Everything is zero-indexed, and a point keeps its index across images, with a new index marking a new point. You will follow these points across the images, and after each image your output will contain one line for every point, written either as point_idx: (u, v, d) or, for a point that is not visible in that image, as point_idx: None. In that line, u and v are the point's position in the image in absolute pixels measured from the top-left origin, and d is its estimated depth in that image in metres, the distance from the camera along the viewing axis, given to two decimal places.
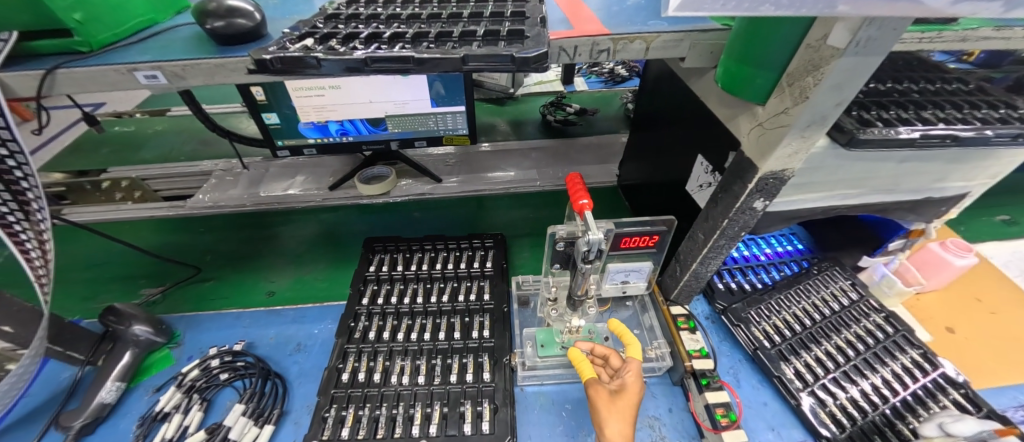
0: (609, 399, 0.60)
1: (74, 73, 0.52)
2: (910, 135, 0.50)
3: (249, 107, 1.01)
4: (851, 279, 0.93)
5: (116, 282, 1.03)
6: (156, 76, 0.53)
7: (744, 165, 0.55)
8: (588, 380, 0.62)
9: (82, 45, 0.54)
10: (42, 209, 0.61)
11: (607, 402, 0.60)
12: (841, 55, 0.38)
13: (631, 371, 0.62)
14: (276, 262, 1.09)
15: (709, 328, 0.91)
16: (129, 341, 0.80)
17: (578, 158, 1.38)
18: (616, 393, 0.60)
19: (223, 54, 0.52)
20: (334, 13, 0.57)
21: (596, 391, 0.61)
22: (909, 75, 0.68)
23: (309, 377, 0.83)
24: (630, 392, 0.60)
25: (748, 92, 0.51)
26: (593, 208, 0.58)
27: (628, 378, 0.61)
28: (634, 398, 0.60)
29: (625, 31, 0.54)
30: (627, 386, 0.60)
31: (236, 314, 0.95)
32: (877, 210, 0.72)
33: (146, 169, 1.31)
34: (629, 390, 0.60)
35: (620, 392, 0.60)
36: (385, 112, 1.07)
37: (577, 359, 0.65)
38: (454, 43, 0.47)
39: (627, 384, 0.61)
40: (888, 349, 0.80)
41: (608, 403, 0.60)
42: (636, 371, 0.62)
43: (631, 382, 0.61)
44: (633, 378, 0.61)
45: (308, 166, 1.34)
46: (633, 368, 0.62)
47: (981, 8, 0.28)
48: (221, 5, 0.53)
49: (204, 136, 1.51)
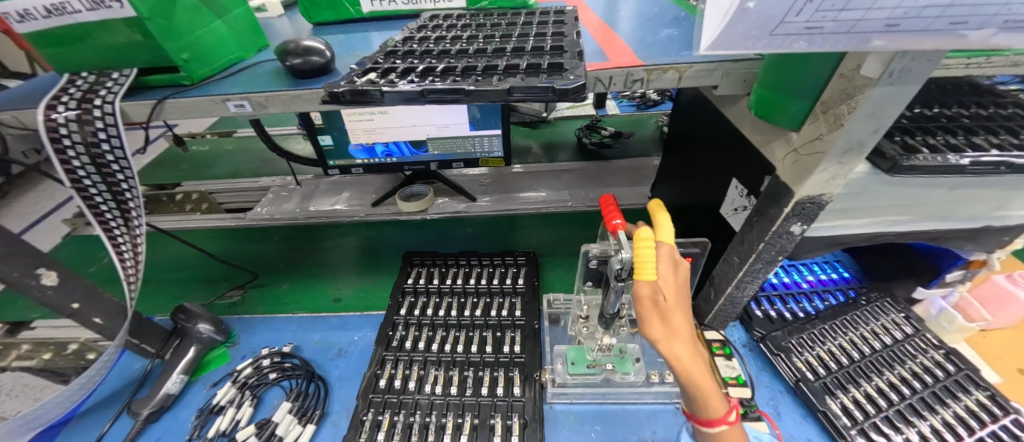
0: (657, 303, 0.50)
1: (179, 103, 0.61)
2: (959, 162, 0.49)
3: (307, 130, 1.12)
4: (905, 312, 0.87)
5: (184, 285, 1.14)
6: (244, 105, 0.61)
7: (780, 190, 0.55)
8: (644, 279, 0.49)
9: (185, 79, 0.64)
10: (139, 216, 0.70)
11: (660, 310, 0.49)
12: (875, 84, 0.39)
13: (666, 265, 0.52)
14: (322, 272, 1.17)
15: (747, 356, 0.88)
16: (194, 338, 0.89)
17: (610, 180, 1.40)
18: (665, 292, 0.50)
19: (299, 86, 0.60)
20: (393, 49, 0.64)
21: (648, 289, 0.49)
22: (958, 100, 0.66)
23: (348, 381, 0.87)
24: (671, 289, 0.51)
25: (782, 118, 0.52)
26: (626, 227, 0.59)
27: (665, 275, 0.52)
28: (675, 297, 0.51)
29: (658, 62, 0.57)
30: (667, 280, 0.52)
31: (285, 319, 1.02)
32: (928, 238, 0.69)
33: (213, 184, 1.46)
34: (670, 287, 0.52)
35: (665, 292, 0.51)
36: (427, 135, 1.15)
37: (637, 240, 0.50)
38: (499, 75, 0.52)
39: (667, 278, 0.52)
40: (950, 389, 0.74)
41: (655, 308, 0.50)
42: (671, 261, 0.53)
43: (667, 275, 0.52)
44: (668, 274, 0.52)
45: (353, 183, 1.44)
46: (665, 255, 0.53)
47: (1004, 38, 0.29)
48: (298, 45, 0.61)
49: (264, 156, 1.66)
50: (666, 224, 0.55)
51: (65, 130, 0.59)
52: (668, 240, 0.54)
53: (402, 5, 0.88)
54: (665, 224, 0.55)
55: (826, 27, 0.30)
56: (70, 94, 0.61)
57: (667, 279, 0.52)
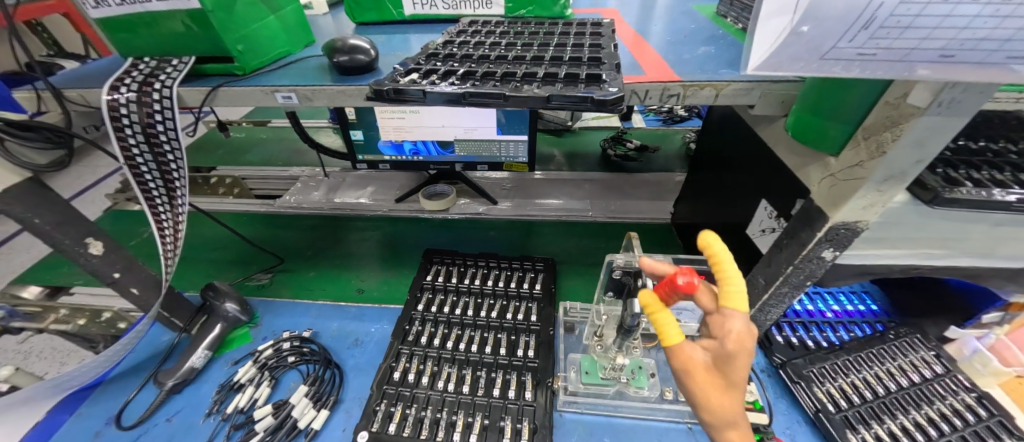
0: (709, 374, 0.39)
1: (232, 91, 0.65)
2: (1005, 198, 0.48)
3: (341, 124, 1.16)
4: (935, 351, 0.84)
5: (213, 264, 1.19)
6: (291, 97, 0.64)
7: (813, 213, 0.54)
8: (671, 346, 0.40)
9: (238, 69, 0.67)
10: (184, 197, 0.73)
11: (706, 382, 0.39)
12: (922, 114, 0.38)
13: (737, 330, 0.37)
14: (344, 263, 1.20)
15: (765, 382, 0.86)
16: (220, 316, 0.92)
17: (633, 193, 1.39)
18: (717, 364, 0.38)
19: (343, 82, 0.63)
20: (434, 52, 0.67)
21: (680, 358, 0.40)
22: (1006, 134, 0.64)
23: (362, 371, 0.89)
24: (744, 360, 0.38)
25: (820, 142, 0.51)
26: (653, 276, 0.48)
27: (734, 341, 0.37)
28: (742, 371, 0.38)
29: (695, 79, 0.58)
30: (728, 357, 0.38)
31: (306, 305, 1.05)
32: (965, 275, 0.67)
33: (246, 170, 1.52)
34: (742, 357, 0.38)
35: (726, 362, 0.38)
36: (455, 136, 1.17)
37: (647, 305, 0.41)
38: (538, 83, 0.54)
39: (730, 353, 0.38)
40: (981, 434, 0.71)
41: (709, 381, 0.39)
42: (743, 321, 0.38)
43: (733, 351, 0.38)
44: (742, 340, 0.37)
45: (379, 179, 1.48)
46: (729, 325, 0.38)
47: None
48: (346, 43, 0.64)
49: (296, 147, 1.72)
50: (732, 277, 0.38)
51: (125, 110, 0.64)
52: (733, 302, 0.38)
53: (443, 9, 0.90)
54: (733, 275, 0.38)
55: (878, 54, 0.30)
56: (132, 77, 0.65)
57: (737, 347, 0.37)
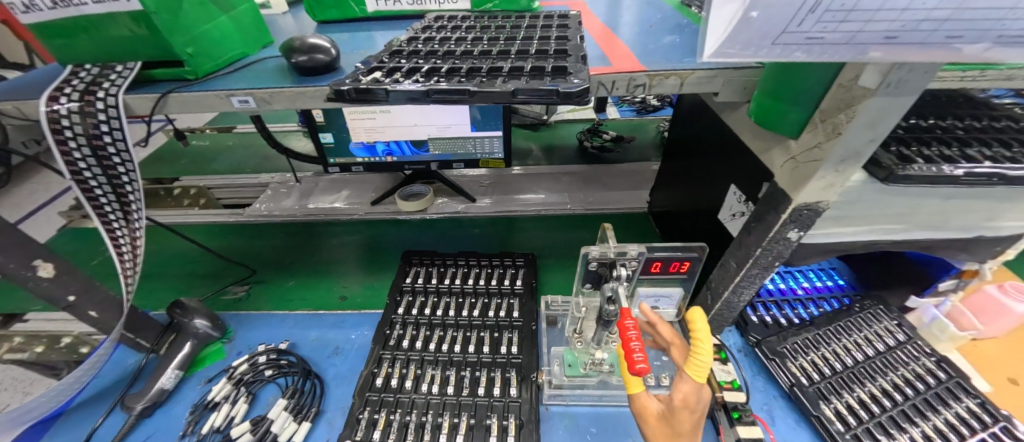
0: (660, 419, 0.50)
1: (183, 96, 0.61)
2: (953, 173, 0.50)
3: (309, 127, 1.13)
4: (897, 320, 0.88)
5: (181, 280, 1.14)
6: (248, 101, 0.61)
7: (778, 196, 0.56)
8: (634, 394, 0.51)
9: (190, 73, 0.64)
10: (139, 211, 0.70)
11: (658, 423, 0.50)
12: (873, 95, 0.40)
13: (684, 392, 0.48)
14: (320, 270, 1.17)
15: (742, 361, 0.89)
16: (190, 333, 0.88)
17: (610, 184, 1.40)
18: (668, 413, 0.49)
19: (303, 83, 0.60)
20: (398, 49, 0.65)
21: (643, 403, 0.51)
22: (953, 111, 0.68)
23: (344, 380, 0.87)
24: (686, 415, 0.48)
25: (781, 126, 0.53)
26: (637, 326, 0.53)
27: (679, 400, 0.48)
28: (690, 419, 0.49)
29: (660, 68, 0.58)
30: (681, 410, 0.48)
31: (282, 316, 1.02)
32: (921, 247, 0.70)
33: (212, 179, 1.46)
34: (687, 413, 0.48)
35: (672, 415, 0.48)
36: (428, 135, 1.15)
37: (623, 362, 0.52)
38: (504, 77, 0.53)
39: (680, 408, 0.48)
40: (941, 396, 0.75)
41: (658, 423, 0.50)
42: (694, 386, 0.48)
43: (681, 409, 0.48)
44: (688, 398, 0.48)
45: (353, 182, 1.44)
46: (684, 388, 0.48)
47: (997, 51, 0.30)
48: (304, 42, 0.61)
49: (265, 152, 1.66)
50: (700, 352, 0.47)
51: (68, 121, 0.60)
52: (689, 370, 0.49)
53: (407, 5, 0.88)
54: (705, 349, 0.47)
55: (825, 38, 0.31)
56: (74, 85, 0.61)
57: (682, 405, 0.48)
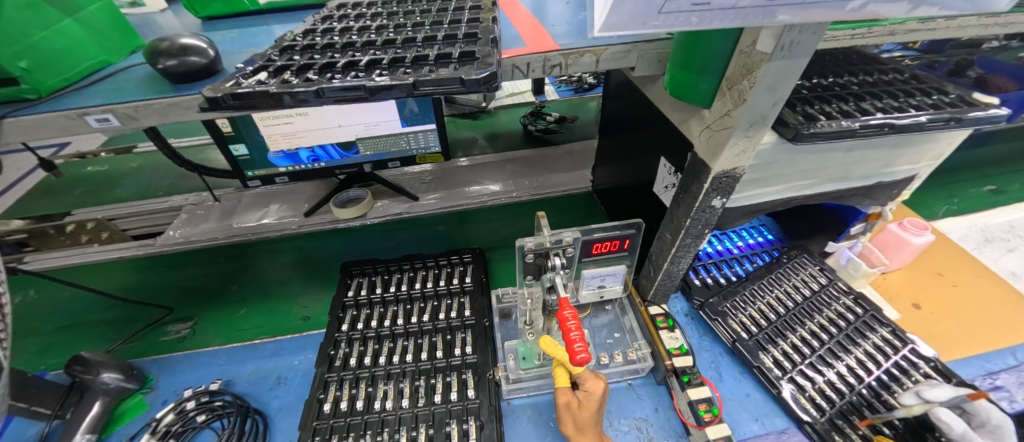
0: (573, 409, 0.62)
1: (23, 121, 0.51)
2: (851, 126, 0.53)
3: (216, 139, 1.01)
4: (820, 265, 0.96)
5: (84, 329, 0.99)
6: (109, 119, 0.52)
7: (698, 165, 0.57)
8: (560, 387, 0.63)
9: (31, 92, 0.52)
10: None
11: (572, 411, 0.62)
12: (770, 59, 0.40)
13: (591, 387, 0.62)
14: (252, 296, 1.07)
15: (688, 325, 0.92)
16: (98, 390, 0.77)
17: (554, 166, 1.39)
18: (580, 403, 0.62)
19: (177, 93, 0.52)
20: (290, 44, 0.58)
21: (563, 398, 0.62)
22: (848, 69, 0.72)
23: (290, 411, 0.81)
24: (592, 405, 0.61)
25: (694, 97, 0.53)
26: (579, 323, 0.54)
27: (589, 393, 0.62)
28: (595, 409, 0.61)
29: (574, 45, 0.57)
30: (589, 401, 0.61)
31: (212, 352, 0.92)
32: (833, 197, 0.75)
33: (112, 209, 1.27)
34: (591, 405, 0.61)
35: (583, 405, 0.61)
36: (355, 135, 1.07)
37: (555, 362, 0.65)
38: (408, 68, 0.49)
39: (589, 401, 0.61)
40: (859, 329, 0.83)
41: (571, 412, 0.62)
42: (595, 380, 0.63)
43: (587, 398, 0.62)
44: (594, 389, 0.62)
45: (281, 194, 1.31)
46: (587, 381, 0.63)
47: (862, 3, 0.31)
48: (173, 44, 0.53)
49: (179, 171, 1.49)
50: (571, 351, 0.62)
51: None
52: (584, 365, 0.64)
53: None
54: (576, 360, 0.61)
55: (712, 3, 0.30)
56: None
57: (589, 397, 0.62)
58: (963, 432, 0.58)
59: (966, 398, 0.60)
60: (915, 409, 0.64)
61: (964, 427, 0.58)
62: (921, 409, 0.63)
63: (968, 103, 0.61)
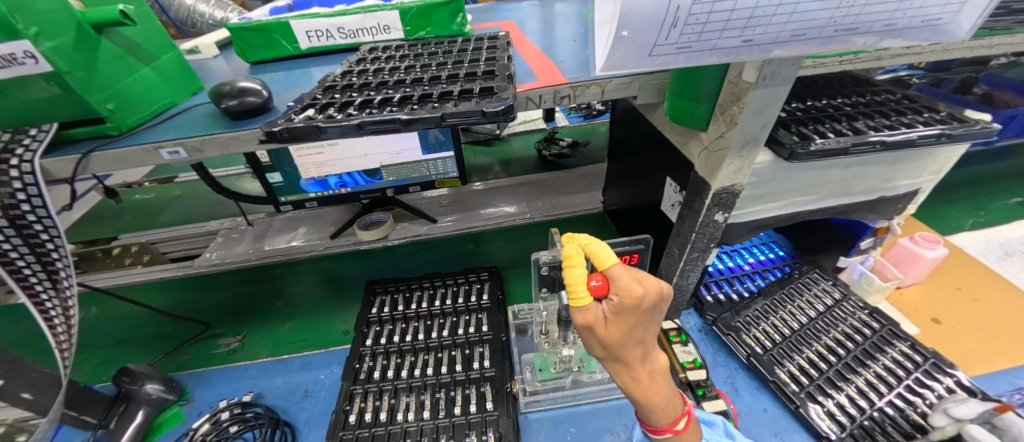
0: (606, 319, 0.46)
1: (106, 154, 0.59)
2: (844, 144, 0.57)
3: (254, 169, 1.10)
4: (832, 281, 0.97)
5: (127, 345, 1.06)
6: (179, 151, 0.60)
7: (700, 183, 0.61)
8: (578, 298, 0.48)
9: (113, 129, 0.62)
10: (70, 278, 0.66)
11: (605, 324, 0.47)
12: (754, 87, 0.46)
13: (624, 282, 0.46)
14: (279, 314, 1.12)
15: (703, 340, 0.94)
16: (141, 400, 0.83)
17: (566, 188, 1.45)
18: (613, 310, 0.46)
19: (236, 128, 0.61)
20: (332, 84, 0.66)
21: (586, 311, 0.47)
22: (842, 91, 0.77)
23: (317, 423, 0.84)
24: (633, 305, 0.45)
25: (691, 122, 0.58)
26: None
27: (623, 291, 0.45)
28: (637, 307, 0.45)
29: (582, 79, 0.63)
30: (625, 298, 0.45)
31: (244, 366, 0.98)
32: (837, 212, 0.78)
33: (155, 233, 1.37)
34: (632, 306, 0.45)
35: (617, 309, 0.46)
36: (380, 162, 1.15)
37: (568, 257, 0.49)
38: (435, 102, 0.56)
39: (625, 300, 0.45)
40: (877, 344, 0.83)
41: (606, 324, 0.47)
42: (624, 273, 0.47)
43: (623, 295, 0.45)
44: (628, 284, 0.46)
45: (309, 218, 1.39)
46: (618, 275, 0.47)
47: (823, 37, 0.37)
48: (233, 86, 0.61)
49: (215, 198, 1.60)
50: (600, 244, 0.50)
51: None
52: (611, 260, 0.49)
53: (340, 39, 0.89)
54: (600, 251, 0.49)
55: (695, 45, 0.36)
56: None
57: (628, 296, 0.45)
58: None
59: (993, 412, 0.59)
60: (947, 430, 0.62)
61: (996, 440, 0.54)
62: (953, 429, 0.62)
63: (960, 120, 0.64)
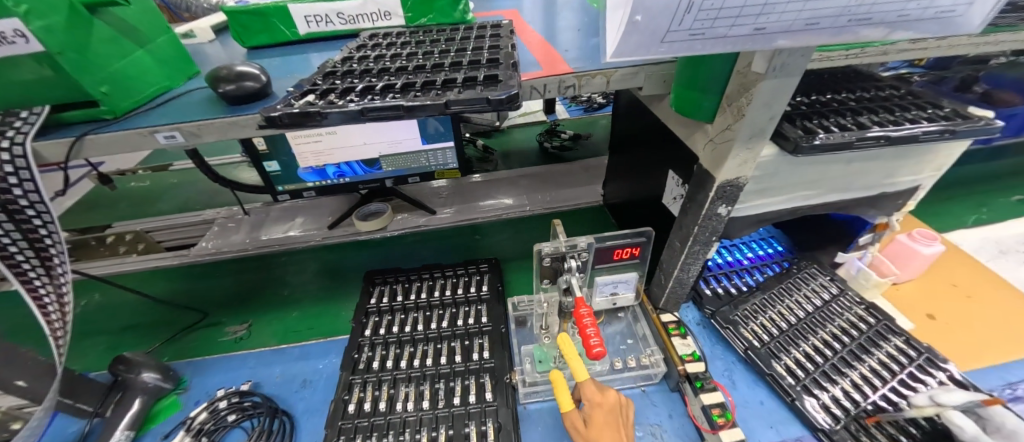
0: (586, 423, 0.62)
1: (100, 138, 0.58)
2: (849, 138, 0.57)
3: (252, 157, 1.09)
4: (830, 276, 0.98)
5: (122, 333, 1.05)
6: (175, 136, 0.59)
7: (704, 175, 0.61)
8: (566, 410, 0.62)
9: (107, 113, 0.60)
10: (63, 264, 0.64)
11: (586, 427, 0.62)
12: (763, 78, 0.45)
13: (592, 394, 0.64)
14: (276, 304, 1.12)
15: (700, 333, 0.94)
16: (138, 389, 0.82)
17: (565, 181, 1.44)
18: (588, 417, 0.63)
19: (234, 113, 0.59)
20: (332, 70, 0.65)
21: (570, 420, 0.63)
22: (846, 86, 0.76)
23: (315, 412, 0.84)
24: (601, 411, 0.62)
25: (698, 113, 0.57)
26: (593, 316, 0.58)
27: (593, 400, 0.63)
28: (606, 411, 0.62)
29: (587, 69, 0.62)
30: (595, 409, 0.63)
31: (241, 356, 0.97)
32: (837, 207, 0.78)
33: (149, 221, 1.35)
34: (601, 410, 0.63)
35: (591, 416, 0.62)
36: (380, 152, 1.14)
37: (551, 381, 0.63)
38: (438, 90, 0.55)
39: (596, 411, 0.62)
40: (872, 339, 0.84)
41: (586, 426, 0.62)
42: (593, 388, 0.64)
43: (595, 408, 0.63)
44: (595, 397, 0.64)
45: (306, 207, 1.38)
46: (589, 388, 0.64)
47: (834, 25, 0.36)
48: (231, 71, 0.60)
49: (211, 186, 1.57)
50: (576, 362, 0.60)
51: None
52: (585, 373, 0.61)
53: (340, 25, 0.87)
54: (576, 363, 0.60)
55: (707, 33, 0.35)
56: None
57: (596, 404, 0.63)
58: (975, 434, 0.57)
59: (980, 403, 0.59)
60: (926, 410, 0.64)
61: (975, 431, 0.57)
62: (933, 410, 0.64)
63: (964, 117, 0.64)
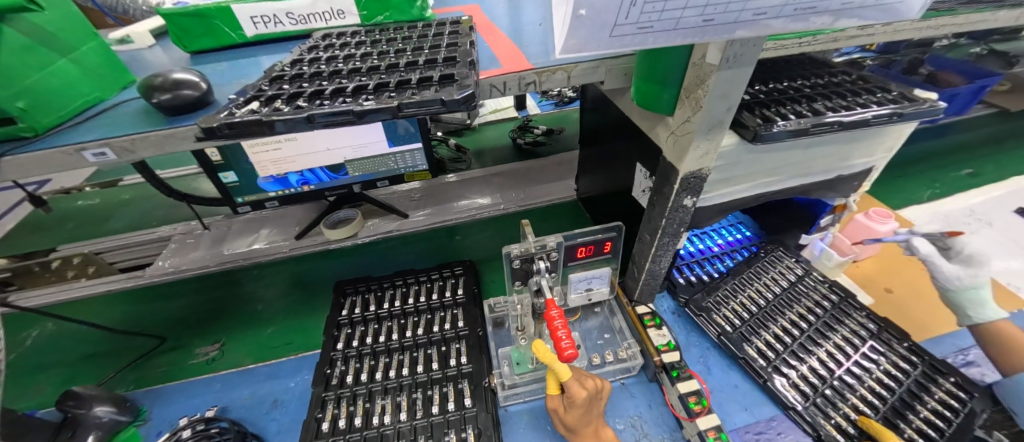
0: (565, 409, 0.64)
1: (19, 159, 0.53)
2: (804, 125, 0.58)
3: (206, 168, 1.03)
4: (795, 258, 1.01)
5: (72, 365, 0.98)
6: (105, 153, 0.54)
7: (668, 168, 0.61)
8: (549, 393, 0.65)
9: (26, 130, 0.54)
10: None
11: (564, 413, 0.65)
12: (718, 70, 0.45)
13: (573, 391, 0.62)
14: (241, 322, 1.06)
15: (675, 322, 0.96)
16: (92, 425, 0.76)
17: (539, 177, 1.44)
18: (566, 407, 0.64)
19: (172, 124, 0.55)
20: (279, 74, 0.61)
21: (553, 403, 0.66)
22: (801, 73, 0.78)
23: (288, 432, 0.81)
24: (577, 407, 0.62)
25: (659, 106, 0.57)
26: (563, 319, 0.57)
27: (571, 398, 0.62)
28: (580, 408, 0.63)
29: (547, 64, 0.61)
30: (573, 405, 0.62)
31: (206, 380, 0.92)
32: (799, 191, 0.80)
33: (99, 242, 1.27)
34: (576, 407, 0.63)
35: (570, 406, 0.63)
36: (344, 157, 1.10)
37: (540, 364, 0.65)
38: (392, 92, 0.52)
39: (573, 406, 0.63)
40: (836, 316, 0.87)
41: (565, 411, 0.64)
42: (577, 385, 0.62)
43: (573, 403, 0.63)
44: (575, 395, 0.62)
45: (271, 218, 1.32)
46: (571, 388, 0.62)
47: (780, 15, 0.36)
48: (166, 79, 0.56)
49: (167, 200, 1.49)
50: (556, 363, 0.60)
51: None
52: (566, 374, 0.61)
53: (290, 26, 0.83)
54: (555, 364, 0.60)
55: (656, 26, 0.34)
56: None
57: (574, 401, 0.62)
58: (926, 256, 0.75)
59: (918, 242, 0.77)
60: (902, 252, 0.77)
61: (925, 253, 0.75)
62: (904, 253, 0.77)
63: (910, 99, 0.66)
